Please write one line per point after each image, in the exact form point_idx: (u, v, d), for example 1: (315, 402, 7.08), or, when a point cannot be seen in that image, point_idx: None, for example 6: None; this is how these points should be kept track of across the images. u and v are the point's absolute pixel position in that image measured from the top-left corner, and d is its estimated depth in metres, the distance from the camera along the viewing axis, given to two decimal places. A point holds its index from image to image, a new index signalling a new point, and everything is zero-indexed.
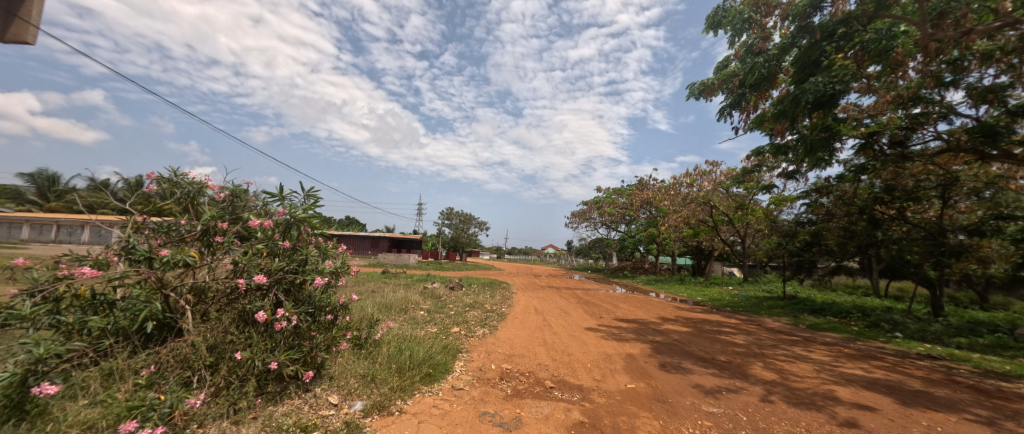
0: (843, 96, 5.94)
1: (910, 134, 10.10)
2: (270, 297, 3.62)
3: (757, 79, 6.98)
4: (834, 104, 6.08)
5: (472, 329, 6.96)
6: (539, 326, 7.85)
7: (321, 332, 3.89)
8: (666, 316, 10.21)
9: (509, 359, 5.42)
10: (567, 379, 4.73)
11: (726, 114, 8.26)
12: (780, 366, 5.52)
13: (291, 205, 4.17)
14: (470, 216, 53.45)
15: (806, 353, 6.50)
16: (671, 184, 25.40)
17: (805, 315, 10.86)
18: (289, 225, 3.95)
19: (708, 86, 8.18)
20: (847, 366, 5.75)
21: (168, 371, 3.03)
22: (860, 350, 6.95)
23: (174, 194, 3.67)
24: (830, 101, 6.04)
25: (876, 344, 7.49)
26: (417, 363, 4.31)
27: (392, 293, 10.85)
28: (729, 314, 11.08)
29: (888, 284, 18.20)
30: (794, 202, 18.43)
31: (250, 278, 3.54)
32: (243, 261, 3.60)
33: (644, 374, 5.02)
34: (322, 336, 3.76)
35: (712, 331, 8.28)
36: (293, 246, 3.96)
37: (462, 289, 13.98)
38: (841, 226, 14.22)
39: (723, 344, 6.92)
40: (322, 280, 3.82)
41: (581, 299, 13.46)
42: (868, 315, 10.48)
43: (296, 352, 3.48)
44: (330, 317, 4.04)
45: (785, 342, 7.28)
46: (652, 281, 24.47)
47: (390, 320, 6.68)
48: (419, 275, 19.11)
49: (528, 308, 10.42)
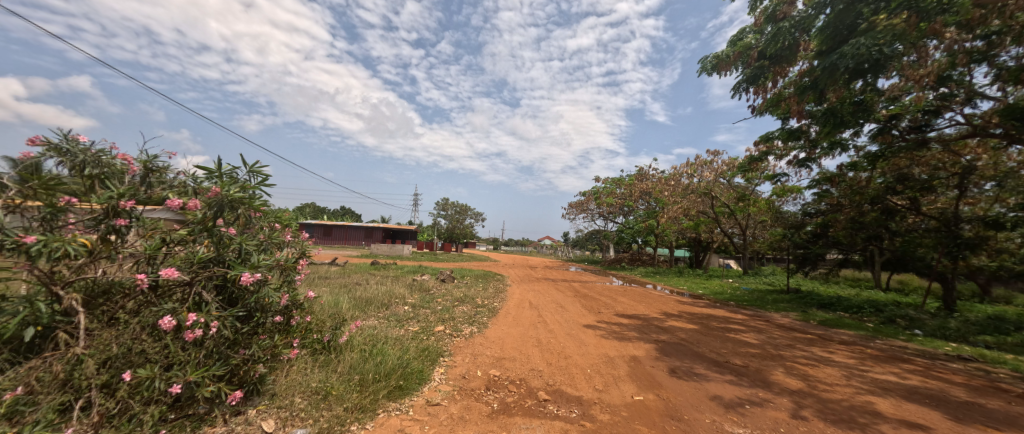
0: (889, 61, 5.21)
1: (931, 118, 9.40)
2: (189, 296, 2.86)
3: (780, 49, 6.36)
4: (880, 69, 5.31)
5: (459, 327, 6.25)
6: (533, 323, 7.20)
7: (259, 339, 3.17)
8: (669, 311, 9.57)
9: (497, 364, 4.74)
10: (564, 390, 4.06)
11: (741, 91, 7.49)
12: (804, 372, 4.89)
13: (225, 182, 3.35)
14: (466, 207, 52.42)
15: (827, 354, 5.87)
16: (672, 174, 24.17)
17: (814, 310, 10.29)
18: (219, 207, 3.10)
19: (722, 61, 7.44)
20: (876, 370, 5.13)
21: (42, 394, 2.33)
22: (883, 350, 6.33)
23: (64, 165, 2.84)
24: (874, 66, 5.28)
25: (898, 343, 6.88)
26: (385, 374, 3.61)
27: (376, 286, 10.09)
28: (733, 308, 10.49)
29: (891, 277, 17.72)
30: (799, 192, 17.82)
31: (158, 273, 2.74)
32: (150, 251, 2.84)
33: (651, 383, 4.36)
34: (260, 346, 3.04)
35: (719, 328, 7.65)
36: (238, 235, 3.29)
37: (453, 281, 13.27)
38: (848, 218, 13.59)
39: (735, 343, 6.26)
40: (256, 276, 3.01)
41: (578, 292, 12.78)
42: (881, 310, 9.89)
43: (221, 367, 2.76)
44: (275, 319, 3.33)
45: (801, 342, 6.64)
46: (650, 273, 23.94)
47: (366, 318, 5.97)
48: (410, 267, 18.35)
49: (522, 303, 9.73)
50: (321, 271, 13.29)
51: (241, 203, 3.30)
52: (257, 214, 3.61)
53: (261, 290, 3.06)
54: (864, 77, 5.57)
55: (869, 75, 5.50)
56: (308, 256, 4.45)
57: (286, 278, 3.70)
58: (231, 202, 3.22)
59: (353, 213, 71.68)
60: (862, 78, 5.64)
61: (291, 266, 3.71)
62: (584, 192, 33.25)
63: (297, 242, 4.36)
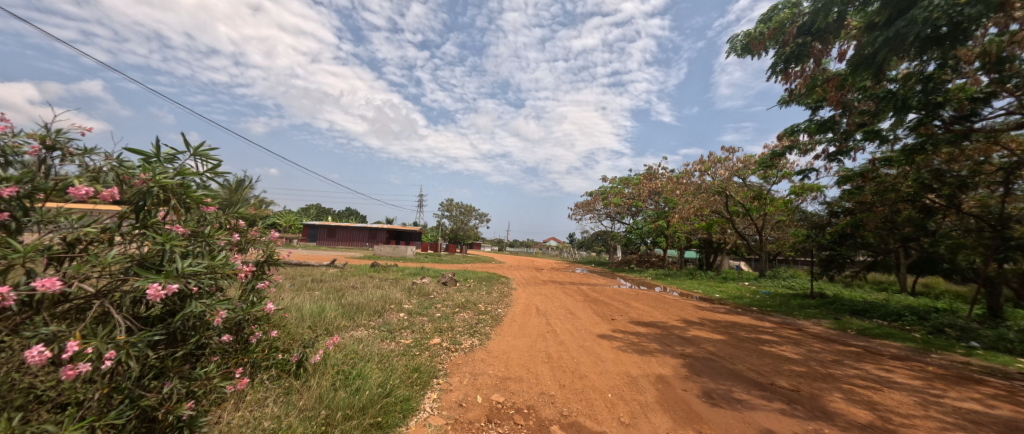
0: (971, 25, 4.48)
1: (979, 107, 8.53)
2: (92, 312, 2.16)
3: (826, 23, 5.59)
4: (961, 34, 4.61)
5: (457, 339, 5.52)
6: (541, 333, 6.46)
7: (190, 373, 2.46)
8: (689, 319, 8.76)
9: (501, 387, 4.02)
10: (582, 423, 3.32)
11: (778, 73, 6.73)
12: (868, 398, 4.09)
13: (154, 166, 2.67)
14: (471, 207, 51.61)
15: (883, 373, 5.03)
16: (683, 173, 23.42)
17: (848, 317, 9.40)
18: (142, 200, 2.44)
19: (754, 40, 6.66)
20: (952, 395, 4.30)
21: None
22: (946, 367, 5.48)
23: None
24: (953, 32, 4.58)
25: (957, 359, 6.02)
26: (358, 409, 2.87)
27: (372, 291, 9.41)
28: (758, 315, 9.63)
29: (918, 280, 16.68)
30: (820, 191, 16.86)
31: (33, 286, 1.96)
32: (17, 254, 1.99)
33: (690, 414, 3.59)
34: (183, 381, 2.31)
35: (750, 339, 6.81)
36: (191, 233, 2.74)
37: (456, 285, 12.54)
38: (879, 216, 12.62)
39: (774, 359, 5.45)
40: (177, 287, 2.15)
41: (588, 297, 11.96)
42: (924, 318, 8.97)
43: (126, 413, 2.05)
44: (220, 337, 2.69)
45: (848, 356, 5.82)
46: (661, 276, 23.02)
47: (351, 330, 5.24)
48: (412, 269, 17.60)
49: (528, 309, 8.95)
50: (315, 274, 12.54)
51: (175, 193, 2.64)
52: (205, 206, 3.05)
53: (192, 304, 2.31)
54: (938, 48, 4.85)
55: (944, 46, 4.75)
56: (272, 262, 3.76)
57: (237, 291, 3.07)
58: (161, 191, 2.57)
59: (356, 213, 71.22)
60: (935, 48, 4.85)
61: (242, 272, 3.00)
62: (591, 192, 32.39)
63: (257, 243, 3.67)
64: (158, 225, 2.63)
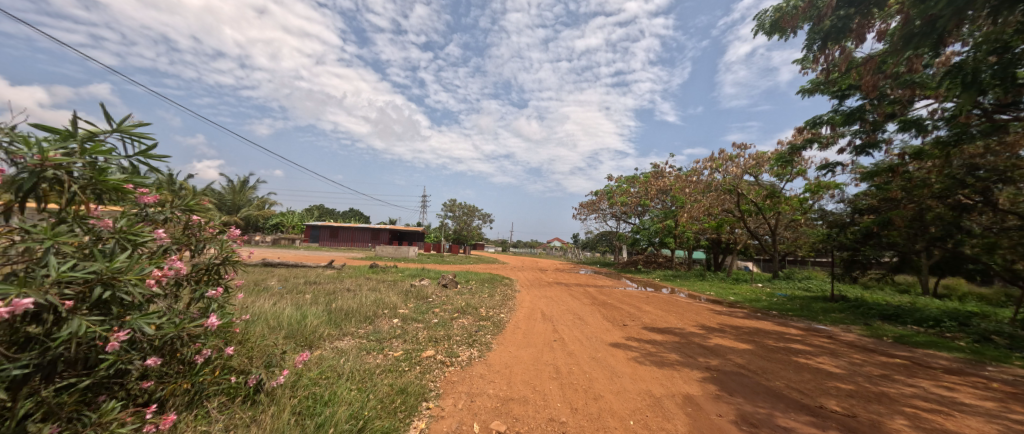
0: None
1: None
2: None
3: None
4: None
5: (453, 351, 4.90)
6: (547, 343, 5.84)
7: (88, 417, 1.91)
8: (707, 324, 8.09)
9: (503, 411, 3.40)
10: None
11: (812, 52, 6.06)
12: (940, 427, 3.42)
13: (55, 141, 2.09)
14: (474, 208, 50.93)
15: (944, 393, 4.34)
16: (692, 171, 22.65)
17: (879, 323, 8.69)
18: (29, 186, 1.83)
19: (785, 14, 5.99)
20: None
21: None
22: (1012, 384, 4.79)
23: None
24: None
25: (1019, 372, 5.32)
26: None
27: (366, 294, 8.80)
28: (781, 321, 8.93)
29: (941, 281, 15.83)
30: (838, 188, 16.05)
31: None
32: None
33: None
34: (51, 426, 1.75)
35: (780, 348, 6.13)
36: (112, 230, 2.16)
37: (457, 287, 11.91)
38: (908, 214, 11.83)
39: (815, 373, 4.78)
40: (34, 303, 1.52)
41: (596, 300, 11.28)
42: (965, 323, 8.23)
43: None
44: (149, 361, 2.17)
45: (896, 370, 5.13)
46: (669, 277, 22.27)
47: (332, 342, 4.62)
48: (412, 270, 17.02)
49: (533, 314, 8.31)
50: (309, 276, 11.99)
51: (84, 178, 2.08)
52: (142, 195, 2.58)
53: (72, 321, 1.70)
54: (1013, 9, 4.18)
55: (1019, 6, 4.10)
56: (229, 263, 3.17)
57: (171, 308, 2.55)
58: (63, 174, 1.99)
59: (360, 215, 70.95)
60: (1011, 9, 4.18)
61: (168, 276, 2.43)
62: (597, 192, 31.64)
63: (210, 241, 3.08)
64: (79, 220, 2.11)
